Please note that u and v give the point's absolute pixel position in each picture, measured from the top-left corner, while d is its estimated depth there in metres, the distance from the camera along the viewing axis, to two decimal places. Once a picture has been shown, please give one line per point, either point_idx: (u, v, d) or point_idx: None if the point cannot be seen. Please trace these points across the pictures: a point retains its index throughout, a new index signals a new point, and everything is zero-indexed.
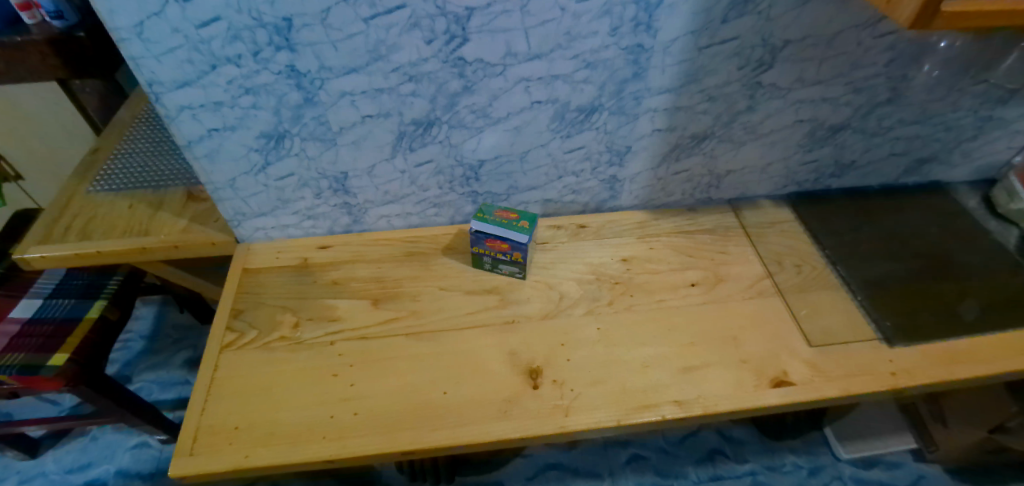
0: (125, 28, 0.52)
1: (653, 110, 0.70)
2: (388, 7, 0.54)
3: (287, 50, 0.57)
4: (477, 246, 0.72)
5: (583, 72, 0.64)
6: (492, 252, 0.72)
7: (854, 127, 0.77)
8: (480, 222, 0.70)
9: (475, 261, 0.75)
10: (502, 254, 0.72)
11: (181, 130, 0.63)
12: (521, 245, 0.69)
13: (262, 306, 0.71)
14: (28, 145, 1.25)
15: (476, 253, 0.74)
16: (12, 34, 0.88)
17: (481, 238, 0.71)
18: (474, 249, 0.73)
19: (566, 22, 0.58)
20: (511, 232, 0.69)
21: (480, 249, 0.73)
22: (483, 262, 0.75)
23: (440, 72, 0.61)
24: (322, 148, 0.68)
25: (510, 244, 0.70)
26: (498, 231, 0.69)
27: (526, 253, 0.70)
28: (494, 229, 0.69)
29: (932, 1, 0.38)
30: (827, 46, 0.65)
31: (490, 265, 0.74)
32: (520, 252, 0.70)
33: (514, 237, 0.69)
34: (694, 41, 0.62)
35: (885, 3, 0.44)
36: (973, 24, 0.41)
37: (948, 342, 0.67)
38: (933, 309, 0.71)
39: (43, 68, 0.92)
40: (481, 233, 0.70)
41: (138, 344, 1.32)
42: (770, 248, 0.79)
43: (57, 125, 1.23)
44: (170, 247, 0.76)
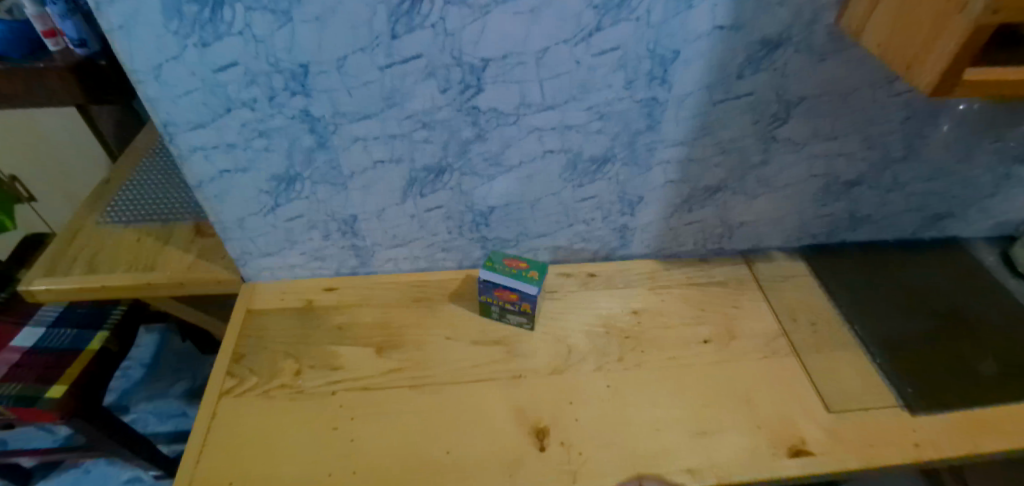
0: (144, 70, 0.55)
1: (666, 162, 0.69)
2: (404, 57, 0.56)
3: (302, 95, 0.58)
4: (484, 295, 0.71)
5: (597, 123, 0.64)
6: (501, 301, 0.70)
7: (870, 182, 0.76)
8: (488, 271, 0.68)
9: (483, 309, 0.73)
10: (510, 306, 0.70)
11: (193, 169, 0.64)
12: (531, 296, 0.67)
13: (263, 351, 0.69)
14: (43, 167, 1.26)
15: (483, 302, 0.72)
16: (36, 59, 0.79)
17: (489, 288, 0.69)
18: (482, 297, 0.71)
19: (581, 74, 0.60)
20: (521, 282, 0.67)
21: (487, 298, 0.71)
22: (491, 310, 0.73)
23: (453, 120, 0.62)
24: (333, 191, 0.68)
25: (519, 293, 0.68)
26: (507, 281, 0.67)
27: (535, 304, 0.68)
28: (504, 278, 0.68)
29: (954, 68, 0.44)
30: (842, 103, 0.66)
31: (498, 314, 0.72)
32: (529, 303, 0.68)
33: (525, 288, 0.67)
34: (710, 95, 0.63)
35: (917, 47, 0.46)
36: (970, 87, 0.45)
37: (975, 409, 0.64)
38: (955, 371, 0.68)
39: (61, 94, 0.82)
40: (490, 283, 0.68)
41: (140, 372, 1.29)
42: (785, 303, 0.76)
43: (75, 149, 1.24)
44: (176, 283, 0.75)
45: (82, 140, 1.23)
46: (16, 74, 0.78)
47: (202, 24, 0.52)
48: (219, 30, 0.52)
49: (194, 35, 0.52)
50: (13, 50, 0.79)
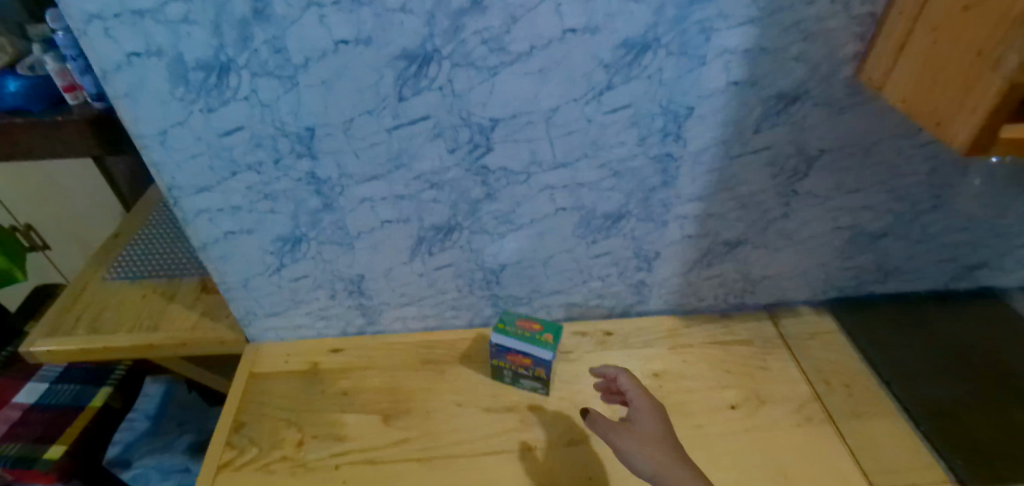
0: (151, 135, 0.54)
1: (682, 217, 0.67)
2: (412, 118, 0.55)
3: (308, 157, 0.57)
4: (496, 360, 0.68)
5: (610, 180, 0.62)
6: (513, 366, 0.67)
7: (898, 233, 0.72)
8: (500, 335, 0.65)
9: (494, 374, 0.70)
10: (523, 372, 0.67)
11: (197, 231, 0.63)
12: (547, 362, 0.64)
13: (264, 419, 0.66)
14: (60, 218, 1.27)
15: (495, 366, 0.69)
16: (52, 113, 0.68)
17: (501, 352, 0.66)
18: (493, 362, 0.68)
19: (592, 132, 0.58)
20: (535, 348, 0.64)
21: (499, 362, 0.67)
22: (503, 375, 0.69)
23: (462, 179, 0.61)
24: (340, 251, 0.66)
25: (533, 358, 0.65)
26: (520, 346, 0.65)
27: (549, 370, 0.65)
28: (516, 343, 0.65)
29: (992, 125, 0.42)
30: (864, 156, 0.64)
31: (511, 379, 0.69)
32: (543, 368, 0.65)
33: (539, 353, 0.64)
34: (726, 150, 0.62)
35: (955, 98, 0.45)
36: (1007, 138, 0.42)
37: None
38: (994, 445, 0.66)
39: (76, 143, 0.70)
40: (502, 347, 0.66)
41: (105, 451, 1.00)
42: (816, 364, 0.72)
43: (91, 201, 1.25)
44: (178, 343, 0.73)
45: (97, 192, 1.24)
46: (40, 125, 0.68)
47: (208, 90, 0.51)
48: (225, 95, 0.52)
49: (201, 101, 0.52)
50: (31, 102, 0.67)
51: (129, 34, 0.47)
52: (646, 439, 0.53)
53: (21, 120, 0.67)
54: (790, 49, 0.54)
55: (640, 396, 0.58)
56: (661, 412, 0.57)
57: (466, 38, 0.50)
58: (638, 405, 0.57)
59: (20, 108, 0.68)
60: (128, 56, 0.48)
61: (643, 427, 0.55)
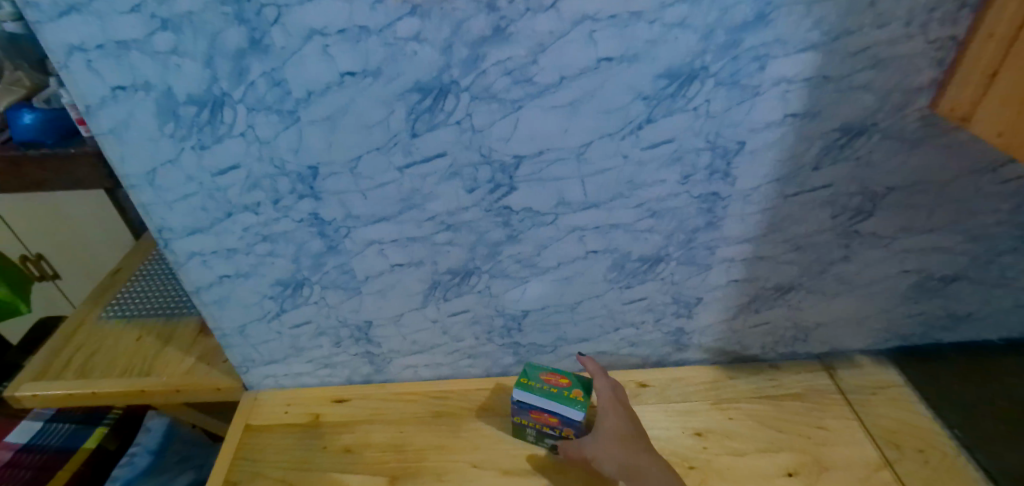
0: (137, 175, 0.49)
1: (728, 261, 0.60)
2: (425, 156, 0.49)
3: (310, 198, 0.51)
4: (518, 417, 0.60)
5: (647, 221, 0.55)
6: (537, 424, 0.60)
7: (971, 277, 0.64)
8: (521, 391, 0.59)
9: (515, 432, 0.63)
10: (548, 431, 0.60)
11: (190, 275, 0.57)
12: (576, 423, 0.56)
13: (261, 479, 0.60)
14: (70, 248, 1.23)
15: (517, 424, 0.61)
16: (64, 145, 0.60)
17: (524, 410, 0.59)
18: (515, 419, 0.61)
19: (629, 169, 0.51)
20: (562, 406, 0.57)
21: (522, 419, 0.60)
22: (525, 433, 0.62)
23: (481, 221, 0.54)
24: (345, 296, 0.60)
25: (561, 417, 0.57)
26: (545, 404, 0.58)
27: (579, 430, 0.57)
28: (542, 400, 0.58)
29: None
30: (939, 193, 0.56)
31: (535, 438, 0.61)
32: (572, 428, 0.57)
33: (567, 412, 0.57)
34: (780, 189, 0.54)
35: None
36: None
37: None
38: None
39: (87, 178, 0.61)
40: (525, 404, 0.59)
41: (125, 473, 0.91)
42: (879, 424, 0.63)
43: (101, 228, 1.20)
44: (172, 390, 0.68)
45: (109, 223, 1.20)
46: (49, 159, 0.59)
47: (199, 126, 0.46)
48: (218, 132, 0.46)
49: (192, 138, 0.46)
50: (43, 135, 0.60)
51: (113, 67, 0.42)
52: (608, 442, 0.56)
53: (31, 154, 0.59)
54: (857, 77, 0.46)
55: (602, 395, 0.60)
56: (624, 410, 0.59)
57: (487, 69, 0.43)
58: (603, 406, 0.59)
59: (32, 140, 0.60)
60: (113, 90, 0.43)
61: (606, 427, 0.57)
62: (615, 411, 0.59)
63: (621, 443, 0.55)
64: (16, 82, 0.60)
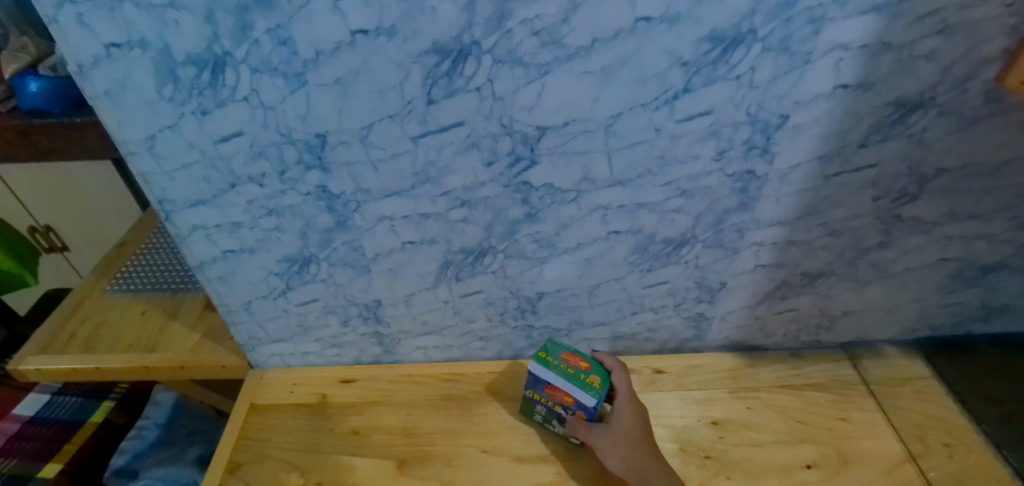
0: (135, 141, 0.46)
1: (758, 244, 0.56)
2: (442, 125, 0.45)
3: (318, 170, 0.48)
4: (530, 391, 0.58)
5: (676, 200, 0.52)
6: (547, 401, 0.57)
7: (1014, 267, 0.61)
8: (540, 368, 0.55)
9: (525, 405, 0.60)
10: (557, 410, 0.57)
11: (193, 250, 0.55)
12: (590, 409, 0.54)
13: (264, 460, 0.58)
14: (79, 221, 1.21)
15: (527, 398, 0.59)
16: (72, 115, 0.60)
17: (539, 384, 0.56)
18: (527, 393, 0.58)
19: (661, 144, 0.48)
20: (579, 390, 0.54)
21: (536, 394, 0.58)
22: (534, 409, 0.60)
23: (499, 197, 0.51)
24: (354, 274, 0.57)
25: (575, 399, 0.55)
26: (562, 383, 0.55)
27: (591, 415, 0.55)
28: (559, 379, 0.55)
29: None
30: (991, 176, 0.52)
31: (543, 418, 0.59)
32: (583, 412, 0.55)
33: (583, 399, 0.54)
34: (822, 168, 0.50)
35: None
36: None
37: None
38: None
39: (100, 149, 0.62)
40: (542, 379, 0.56)
41: (132, 447, 0.91)
42: (907, 417, 0.61)
43: (115, 204, 1.19)
44: (176, 367, 0.66)
45: (117, 196, 1.17)
46: (59, 130, 0.60)
47: (200, 89, 0.42)
48: (220, 95, 0.43)
49: (192, 102, 0.43)
50: (50, 104, 0.59)
51: (106, 21, 0.38)
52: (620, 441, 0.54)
53: (41, 124, 0.59)
54: (921, 44, 0.42)
55: (623, 392, 0.57)
56: (641, 413, 0.57)
57: (514, 28, 0.39)
58: (620, 403, 0.57)
59: (37, 109, 0.60)
60: (106, 47, 0.39)
61: (619, 425, 0.55)
62: (634, 411, 0.57)
63: (634, 445, 0.54)
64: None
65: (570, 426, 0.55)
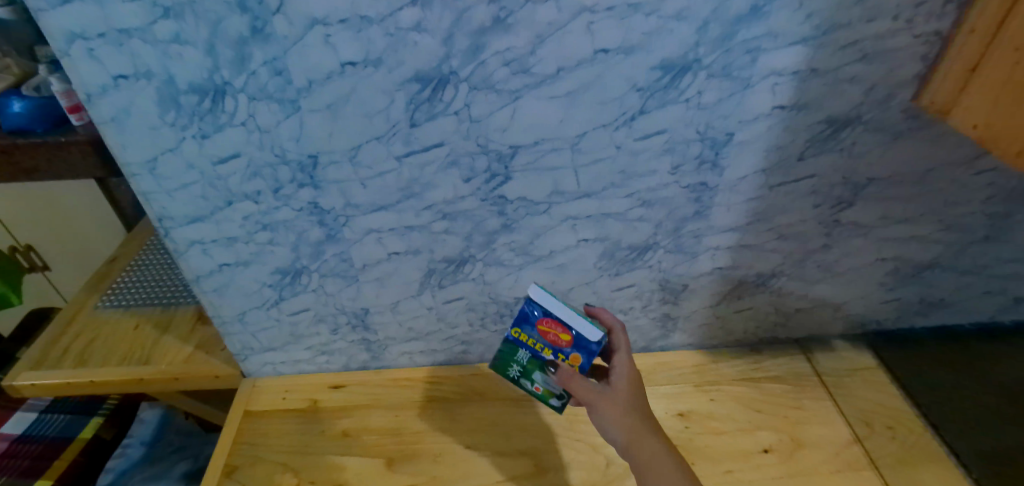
0: (139, 163, 0.49)
1: (714, 249, 0.62)
2: (424, 145, 0.50)
3: (310, 187, 0.52)
4: (521, 327, 0.51)
5: (638, 210, 0.57)
6: (539, 340, 0.51)
7: (945, 265, 0.67)
8: (542, 295, 0.49)
9: (505, 353, 0.54)
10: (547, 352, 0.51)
11: (190, 264, 0.58)
12: (590, 346, 0.49)
13: (258, 463, 0.61)
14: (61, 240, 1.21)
15: (514, 337, 0.52)
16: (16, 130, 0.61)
17: (533, 317, 0.50)
18: (516, 331, 0.51)
19: (622, 160, 0.53)
20: (582, 324, 0.49)
21: (524, 332, 0.51)
22: (518, 353, 0.53)
23: (478, 210, 0.56)
24: (343, 284, 0.61)
25: (574, 337, 0.49)
26: (564, 313, 0.49)
27: (590, 357, 0.49)
28: (559, 308, 0.49)
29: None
30: (916, 184, 0.59)
31: (518, 375, 0.54)
32: (579, 353, 0.50)
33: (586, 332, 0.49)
34: (767, 179, 0.56)
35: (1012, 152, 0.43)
36: None
37: None
38: None
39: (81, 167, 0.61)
40: (539, 310, 0.50)
41: (118, 464, 0.93)
42: (854, 404, 0.67)
43: (96, 225, 1.18)
44: (170, 378, 0.68)
45: (100, 215, 1.17)
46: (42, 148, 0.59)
47: (201, 115, 0.46)
48: (220, 120, 0.47)
49: (194, 127, 0.47)
50: (34, 123, 0.59)
51: (115, 55, 0.42)
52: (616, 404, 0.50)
53: (23, 143, 0.59)
54: (844, 70, 0.49)
55: (623, 350, 0.53)
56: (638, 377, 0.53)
57: (487, 58, 0.44)
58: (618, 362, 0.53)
59: (21, 128, 0.60)
60: (114, 78, 0.43)
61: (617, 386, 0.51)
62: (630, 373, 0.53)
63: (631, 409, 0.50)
64: (5, 69, 0.63)
65: (563, 374, 0.49)
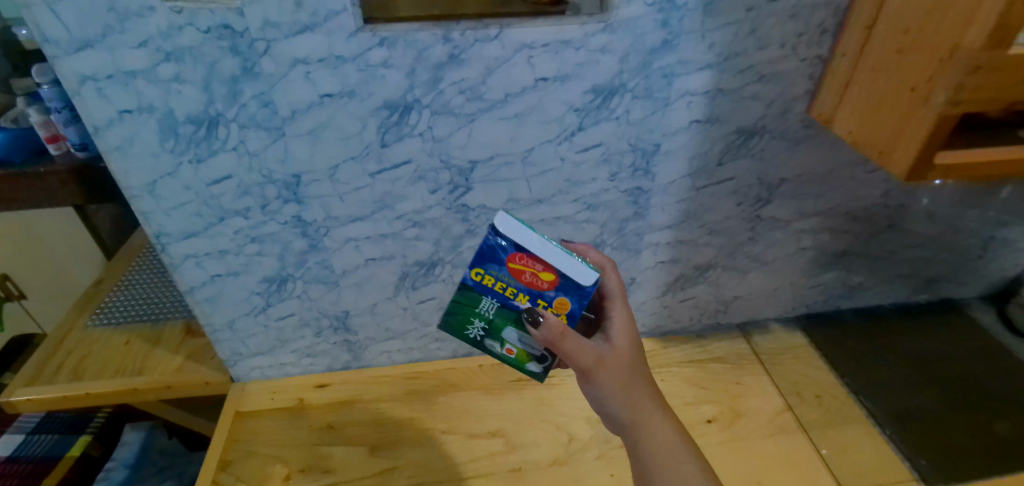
0: (139, 186, 0.55)
1: (655, 245, 0.71)
2: (394, 163, 0.58)
3: (294, 202, 0.59)
4: (487, 266, 0.43)
5: (585, 213, 0.66)
6: (511, 283, 0.43)
7: (858, 252, 0.77)
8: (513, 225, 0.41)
9: (465, 303, 0.45)
10: (521, 299, 0.44)
11: (184, 276, 0.64)
12: (581, 289, 0.43)
13: (253, 456, 0.67)
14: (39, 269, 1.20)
15: (474, 281, 0.44)
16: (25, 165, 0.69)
17: (505, 252, 0.42)
18: (477, 273, 0.43)
19: (566, 170, 0.61)
20: (565, 260, 0.42)
21: (494, 274, 0.43)
22: (481, 303, 0.45)
23: (444, 218, 0.63)
24: (325, 289, 0.68)
25: (557, 275, 0.42)
26: (544, 248, 0.41)
27: (581, 302, 0.44)
28: (537, 241, 0.41)
29: (924, 155, 0.47)
30: (821, 182, 0.68)
31: (484, 329, 0.46)
32: (568, 297, 0.44)
33: (574, 268, 0.42)
34: (693, 182, 0.65)
35: (877, 154, 0.52)
36: (972, 171, 0.48)
37: (997, 477, 0.67)
38: (972, 440, 0.71)
39: (59, 193, 0.71)
40: (509, 242, 0.41)
41: None
42: (786, 378, 0.77)
43: (73, 254, 1.18)
44: (163, 387, 0.73)
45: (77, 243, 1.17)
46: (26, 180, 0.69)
47: (197, 143, 0.53)
48: (214, 147, 0.53)
49: (190, 153, 0.54)
50: (13, 154, 0.69)
51: (122, 94, 0.48)
52: (613, 361, 0.49)
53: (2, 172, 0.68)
54: (746, 89, 0.58)
55: (619, 301, 0.51)
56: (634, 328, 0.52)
57: (445, 88, 0.53)
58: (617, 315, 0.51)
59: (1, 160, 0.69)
60: (120, 113, 0.50)
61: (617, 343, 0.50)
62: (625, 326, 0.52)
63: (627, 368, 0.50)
64: None
65: (551, 327, 0.43)
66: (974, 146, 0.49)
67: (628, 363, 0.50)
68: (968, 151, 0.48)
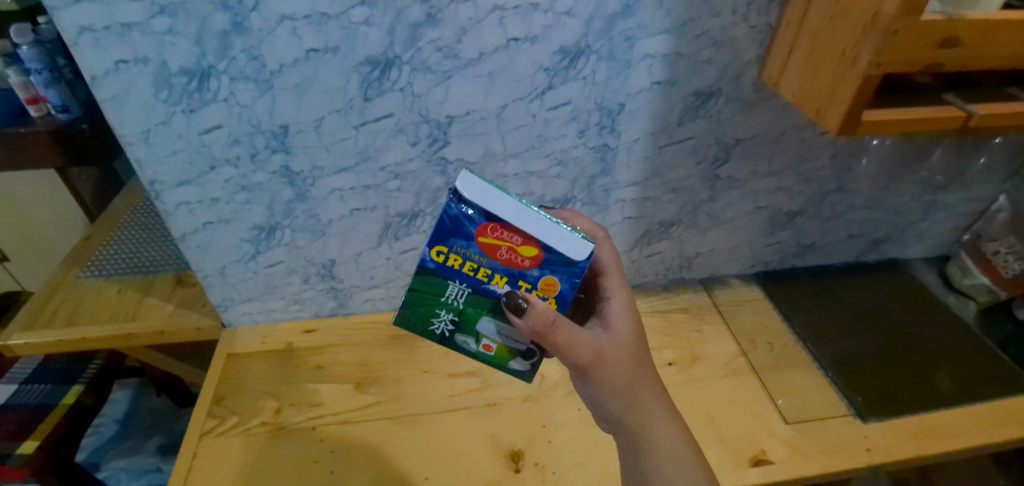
0: (133, 134, 0.58)
1: (621, 201, 0.76)
2: (376, 116, 0.62)
3: (282, 152, 0.63)
4: (450, 243, 0.44)
5: (555, 168, 0.71)
6: (485, 260, 0.44)
7: (809, 212, 0.84)
8: (479, 188, 0.41)
9: (427, 290, 0.46)
10: (496, 280, 0.45)
11: (177, 223, 0.67)
12: (571, 265, 0.44)
13: (244, 393, 0.72)
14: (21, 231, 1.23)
15: (438, 262, 0.45)
16: (13, 125, 0.83)
17: (477, 222, 0.42)
18: (440, 252, 0.44)
19: (537, 126, 0.66)
20: (547, 229, 0.42)
21: (465, 252, 0.44)
22: (447, 289, 0.46)
23: (423, 170, 0.68)
24: (312, 238, 0.72)
25: (540, 246, 0.43)
26: (520, 218, 0.41)
27: (570, 280, 0.45)
28: (512, 210, 0.41)
29: (853, 110, 0.52)
30: (775, 143, 0.74)
31: (450, 316, 0.48)
32: (557, 277, 0.45)
33: (563, 240, 0.42)
34: (655, 140, 0.71)
35: (813, 112, 0.57)
36: (895, 126, 0.54)
37: (926, 413, 0.74)
38: (911, 386, 0.78)
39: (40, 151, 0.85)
40: (476, 211, 0.42)
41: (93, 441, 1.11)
42: (742, 326, 0.84)
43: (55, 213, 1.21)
44: (156, 332, 0.77)
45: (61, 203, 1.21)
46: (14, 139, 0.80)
47: (190, 93, 0.56)
48: (205, 98, 0.57)
49: (182, 103, 0.57)
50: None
51: (118, 44, 0.51)
52: (615, 352, 0.51)
53: None
54: (702, 53, 0.63)
55: (618, 290, 0.54)
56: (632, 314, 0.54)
57: (423, 46, 0.57)
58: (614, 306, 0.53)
59: None
60: (116, 63, 0.53)
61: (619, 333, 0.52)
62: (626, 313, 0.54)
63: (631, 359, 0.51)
64: None
65: (535, 312, 0.44)
66: (896, 107, 0.55)
67: (632, 357, 0.52)
68: (894, 109, 0.54)
